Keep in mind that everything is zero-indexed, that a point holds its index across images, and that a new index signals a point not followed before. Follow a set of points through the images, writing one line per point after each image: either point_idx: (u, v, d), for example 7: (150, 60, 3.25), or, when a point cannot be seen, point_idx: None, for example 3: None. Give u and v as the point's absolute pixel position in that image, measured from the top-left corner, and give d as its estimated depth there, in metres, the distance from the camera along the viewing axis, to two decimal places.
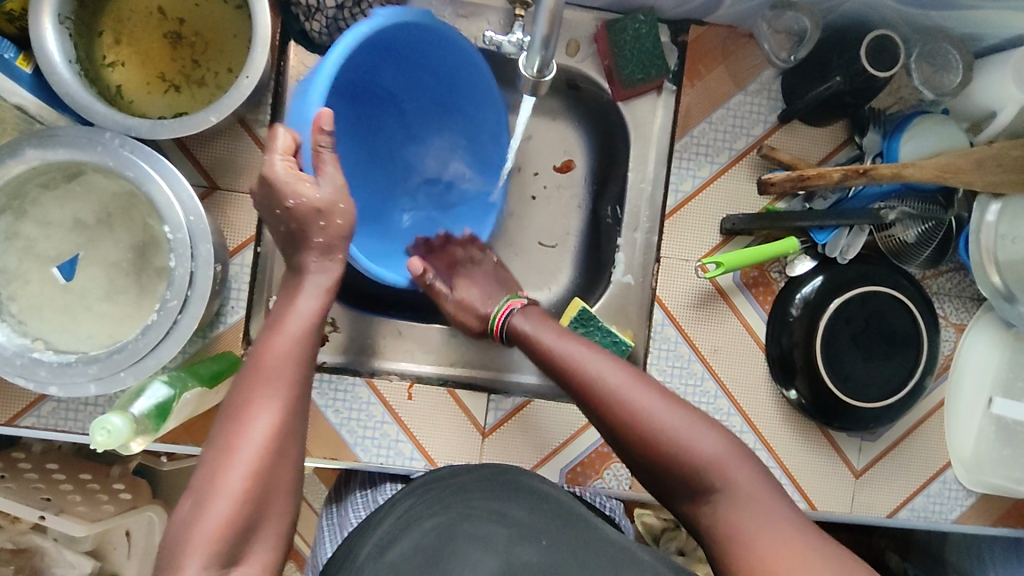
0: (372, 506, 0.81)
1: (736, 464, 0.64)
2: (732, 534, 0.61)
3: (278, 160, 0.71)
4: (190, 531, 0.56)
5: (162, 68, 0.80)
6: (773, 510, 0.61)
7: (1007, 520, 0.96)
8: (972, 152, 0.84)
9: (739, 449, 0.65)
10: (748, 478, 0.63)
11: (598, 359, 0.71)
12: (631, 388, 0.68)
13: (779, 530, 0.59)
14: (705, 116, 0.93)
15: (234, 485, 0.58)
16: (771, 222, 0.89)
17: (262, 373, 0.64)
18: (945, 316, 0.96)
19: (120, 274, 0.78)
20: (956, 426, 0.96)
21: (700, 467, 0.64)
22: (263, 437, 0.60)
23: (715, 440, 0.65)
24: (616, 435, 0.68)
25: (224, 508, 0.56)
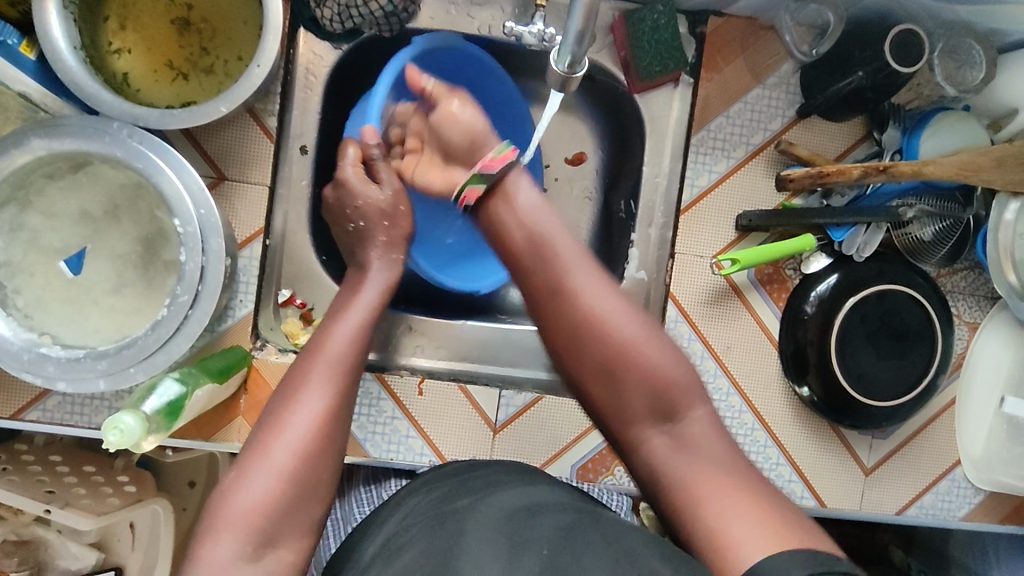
0: (377, 501, 0.81)
1: (694, 403, 0.70)
2: (679, 471, 0.67)
3: (348, 166, 0.79)
4: (230, 507, 0.56)
5: (170, 55, 0.78)
6: (715, 453, 0.68)
7: (1014, 518, 0.97)
8: (994, 150, 0.83)
9: (693, 380, 0.72)
10: (704, 419, 0.70)
11: (591, 278, 0.72)
12: (616, 314, 0.71)
13: (725, 475, 0.65)
14: (722, 110, 0.91)
15: (279, 463, 0.58)
16: (788, 219, 0.87)
17: (318, 360, 0.65)
18: (959, 314, 0.96)
19: (128, 267, 0.77)
20: (967, 425, 0.96)
21: (659, 386, 0.70)
22: (312, 420, 0.61)
23: (681, 376, 0.71)
24: (586, 354, 0.71)
25: (269, 483, 0.57)
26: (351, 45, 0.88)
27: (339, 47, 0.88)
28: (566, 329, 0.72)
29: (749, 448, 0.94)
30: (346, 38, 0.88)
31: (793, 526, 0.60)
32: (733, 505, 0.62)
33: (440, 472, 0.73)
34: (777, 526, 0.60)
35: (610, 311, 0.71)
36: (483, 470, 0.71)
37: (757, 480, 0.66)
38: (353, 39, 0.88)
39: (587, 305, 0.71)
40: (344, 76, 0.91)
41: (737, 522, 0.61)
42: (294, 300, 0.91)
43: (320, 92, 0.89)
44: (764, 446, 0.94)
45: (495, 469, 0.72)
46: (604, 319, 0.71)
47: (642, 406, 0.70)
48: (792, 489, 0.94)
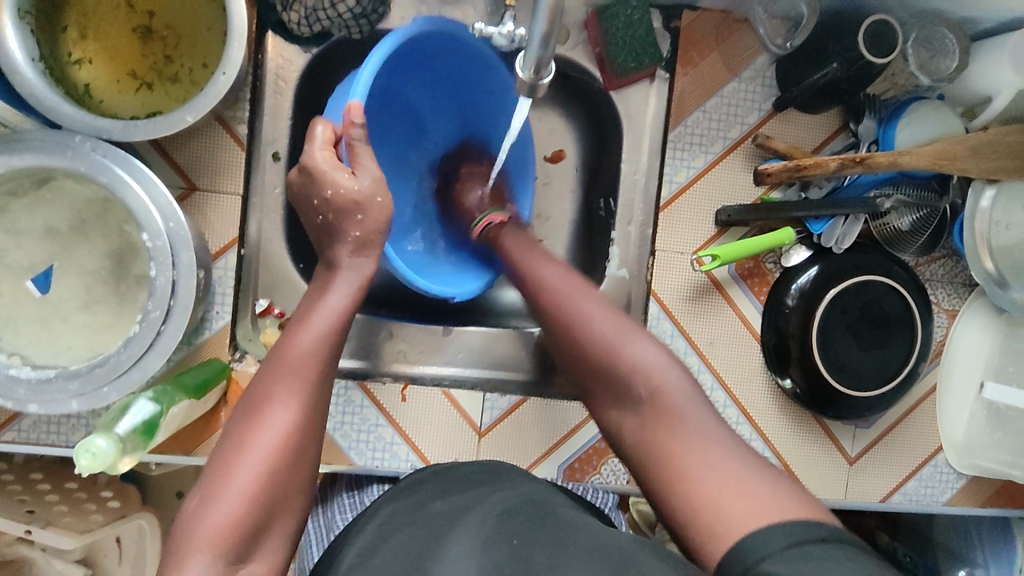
0: (359, 508, 0.82)
1: (669, 370, 0.65)
2: (652, 440, 0.62)
3: (317, 151, 0.73)
4: (196, 530, 0.53)
5: (132, 64, 0.76)
6: (695, 425, 0.61)
7: (995, 501, 0.98)
8: (968, 138, 0.83)
9: (669, 359, 0.67)
10: (680, 383, 0.65)
11: (560, 275, 0.77)
12: (585, 300, 0.73)
13: (698, 431, 0.60)
14: (699, 105, 0.91)
15: (246, 482, 0.56)
16: (768, 213, 0.87)
17: (282, 372, 0.63)
18: (937, 302, 0.96)
19: (98, 283, 0.75)
20: (948, 411, 0.97)
21: (630, 366, 0.66)
22: (278, 437, 0.58)
23: (656, 355, 0.67)
24: (565, 342, 0.73)
25: (235, 503, 0.55)
26: (321, 48, 0.87)
27: (308, 51, 0.87)
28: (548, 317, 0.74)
29: None
30: (315, 41, 0.86)
31: (763, 479, 0.55)
32: (708, 460, 0.57)
33: (408, 482, 0.71)
34: (764, 497, 0.53)
35: (582, 297, 0.74)
36: (454, 475, 0.70)
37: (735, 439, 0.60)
38: (322, 43, 0.87)
39: (559, 293, 0.74)
40: (315, 80, 0.89)
41: (708, 478, 0.56)
42: (272, 310, 0.88)
43: (291, 97, 0.88)
44: (749, 440, 0.94)
45: (465, 474, 0.71)
46: (569, 305, 0.73)
47: (610, 390, 0.68)
48: None
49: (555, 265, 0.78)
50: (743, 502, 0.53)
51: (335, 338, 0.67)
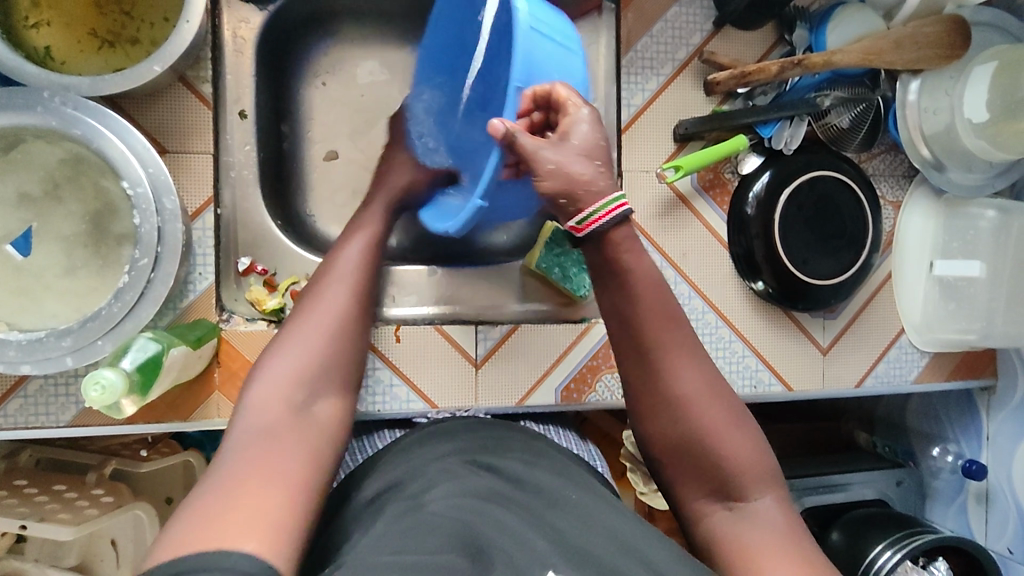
0: (369, 449, 0.81)
1: (764, 489, 0.63)
2: (737, 539, 0.61)
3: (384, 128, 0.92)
4: (271, 369, 0.62)
5: (91, 25, 0.76)
6: (776, 532, 0.60)
7: (957, 374, 1.06)
8: (890, 34, 0.92)
9: (765, 462, 0.65)
10: (775, 509, 0.63)
11: (683, 366, 0.66)
12: (701, 398, 0.66)
13: (777, 543, 0.59)
14: (646, 31, 0.96)
15: (313, 339, 0.65)
16: (721, 121, 0.93)
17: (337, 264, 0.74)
18: (883, 195, 1.04)
19: (78, 248, 0.74)
20: (905, 294, 1.04)
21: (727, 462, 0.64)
22: (338, 311, 0.68)
23: (756, 457, 0.65)
24: (660, 424, 0.67)
25: (311, 352, 0.64)
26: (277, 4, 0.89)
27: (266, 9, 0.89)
28: (650, 403, 0.67)
29: (717, 345, 0.99)
30: None
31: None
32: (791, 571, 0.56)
33: (430, 432, 0.74)
34: None
35: (699, 392, 0.66)
36: (472, 442, 0.71)
37: (806, 543, 0.60)
38: None
39: (678, 390, 0.66)
40: (275, 38, 0.91)
41: None
42: (254, 267, 0.89)
43: (252, 56, 0.89)
44: (730, 342, 0.99)
45: (481, 434, 0.73)
46: (681, 399, 0.66)
47: (697, 481, 0.65)
48: (760, 377, 1.00)
49: (680, 341, 0.67)
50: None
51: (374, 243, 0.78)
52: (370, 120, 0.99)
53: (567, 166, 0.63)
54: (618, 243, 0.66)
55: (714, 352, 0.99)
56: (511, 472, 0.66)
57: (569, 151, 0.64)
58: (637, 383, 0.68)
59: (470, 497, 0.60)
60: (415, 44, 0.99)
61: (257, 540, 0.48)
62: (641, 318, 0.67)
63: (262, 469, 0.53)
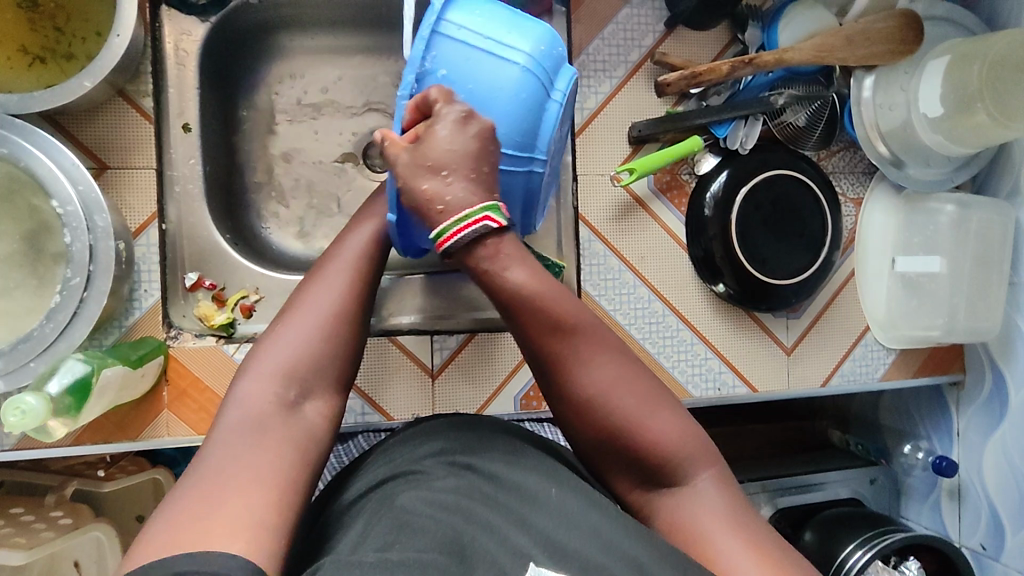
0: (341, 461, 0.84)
1: (701, 468, 0.62)
2: (682, 523, 0.60)
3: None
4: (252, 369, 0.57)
5: (22, 40, 0.74)
6: (722, 507, 0.60)
7: (924, 370, 1.05)
8: (842, 30, 0.91)
9: (697, 437, 0.63)
10: (716, 488, 0.61)
11: (594, 364, 0.62)
12: (616, 393, 0.62)
13: (724, 518, 0.59)
14: (597, 34, 0.95)
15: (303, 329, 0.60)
16: (674, 123, 0.92)
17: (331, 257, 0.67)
18: (843, 193, 1.03)
19: (14, 268, 0.73)
20: (869, 292, 1.03)
21: (661, 452, 0.61)
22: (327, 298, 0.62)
23: (687, 435, 0.63)
24: (581, 426, 0.64)
25: (300, 341, 0.59)
26: (220, 16, 0.87)
27: (208, 20, 0.87)
28: (568, 409, 0.63)
29: (679, 349, 0.98)
30: (214, 10, 0.87)
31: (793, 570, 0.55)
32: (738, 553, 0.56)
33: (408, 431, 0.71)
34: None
35: (613, 388, 0.62)
36: (442, 441, 0.67)
37: (751, 519, 0.60)
38: (222, 11, 0.87)
39: (591, 391, 0.62)
40: (219, 49, 0.89)
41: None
42: (202, 282, 0.87)
43: (195, 68, 0.87)
44: (692, 344, 0.98)
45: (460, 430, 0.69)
46: (595, 400, 0.62)
47: (628, 472, 0.64)
48: (724, 380, 0.99)
49: (584, 343, 0.62)
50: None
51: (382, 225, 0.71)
52: (323, 130, 0.98)
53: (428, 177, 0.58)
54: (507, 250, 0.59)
55: (676, 355, 0.98)
56: (484, 468, 0.63)
57: (412, 162, 0.57)
58: (550, 385, 0.64)
59: (449, 496, 0.58)
60: (365, 52, 0.98)
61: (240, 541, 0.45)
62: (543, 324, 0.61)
63: (238, 467, 0.50)
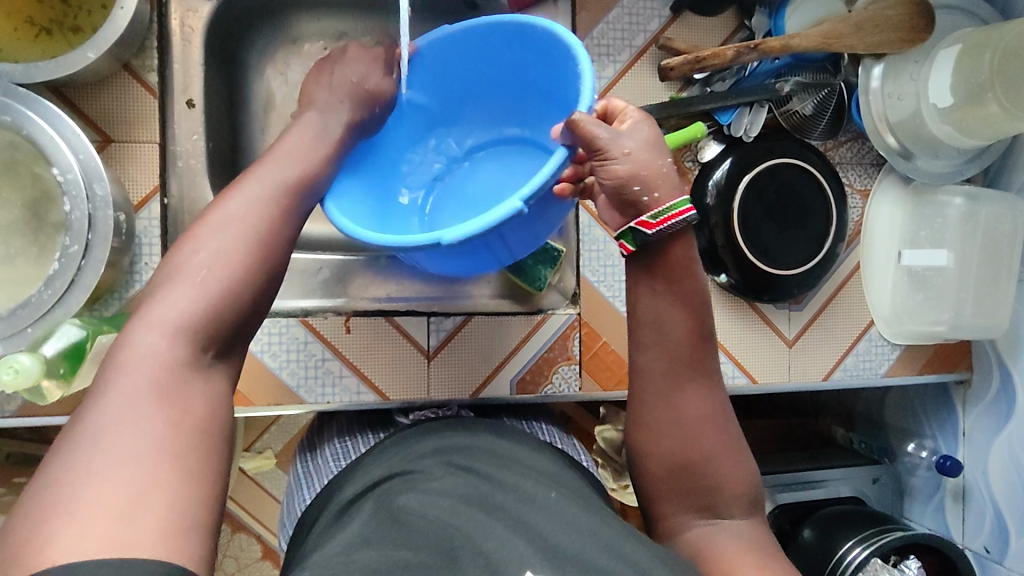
0: (351, 455, 0.78)
1: (742, 510, 0.64)
2: (712, 548, 0.61)
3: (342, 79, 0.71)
4: (153, 309, 0.51)
5: (29, 12, 0.75)
6: (756, 549, 0.61)
7: (930, 367, 1.03)
8: (850, 17, 0.89)
9: (749, 487, 0.65)
10: (747, 526, 0.63)
11: (689, 391, 0.66)
12: (702, 423, 0.65)
13: (755, 559, 0.60)
14: (601, 18, 0.94)
15: (203, 283, 0.53)
16: (677, 108, 0.91)
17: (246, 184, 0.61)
18: (850, 184, 1.01)
19: (17, 236, 0.74)
20: (874, 286, 1.01)
21: (717, 483, 0.64)
22: (231, 243, 0.56)
23: (742, 478, 0.65)
24: (656, 434, 0.66)
25: (195, 292, 0.52)
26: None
27: None
28: (655, 415, 0.66)
29: None
30: None
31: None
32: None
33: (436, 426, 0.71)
34: None
35: (703, 420, 0.65)
36: (457, 436, 0.68)
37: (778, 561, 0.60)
38: None
39: (686, 413, 0.66)
40: (224, 27, 0.90)
41: None
42: None
43: (199, 44, 0.88)
44: None
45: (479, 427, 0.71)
46: (683, 424, 0.65)
47: (678, 494, 0.65)
48: (724, 370, 0.98)
49: (697, 360, 0.66)
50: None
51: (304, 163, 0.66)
52: None
53: (636, 154, 0.62)
54: (683, 247, 0.65)
55: None
56: (485, 472, 0.62)
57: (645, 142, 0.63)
58: (641, 403, 0.67)
59: (447, 500, 0.58)
60: (370, 34, 0.98)
61: (145, 548, 0.40)
62: (665, 326, 0.66)
63: (130, 449, 0.43)
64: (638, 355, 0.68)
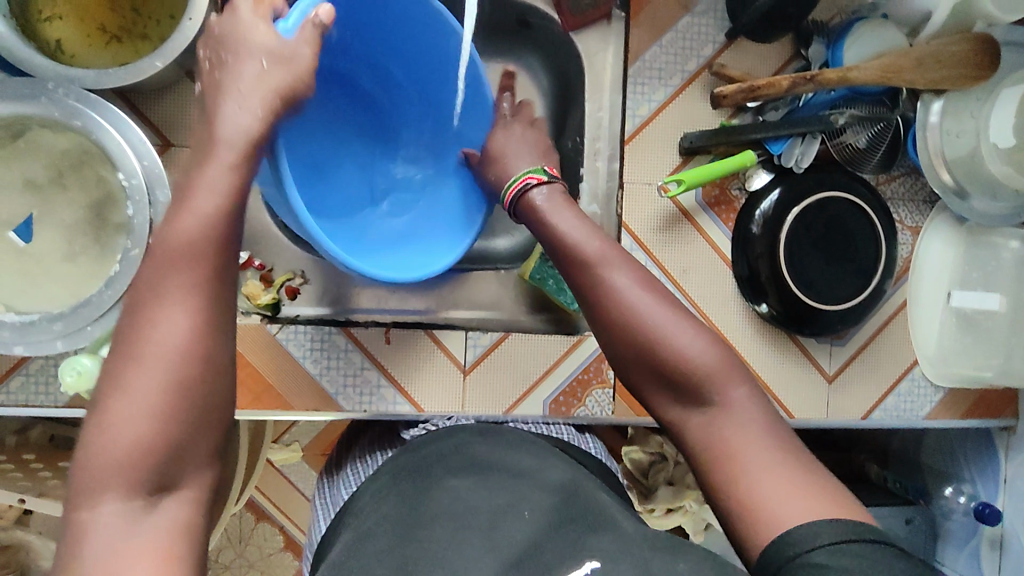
0: (361, 479, 0.75)
1: (726, 376, 0.59)
2: (711, 436, 0.58)
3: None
4: (106, 429, 0.50)
5: (102, 19, 0.78)
6: (754, 421, 0.57)
7: (974, 412, 1.00)
8: (912, 51, 0.87)
9: (728, 355, 0.61)
10: (738, 391, 0.59)
11: (617, 275, 0.65)
12: (633, 300, 0.64)
13: (751, 435, 0.56)
14: (655, 41, 0.94)
15: (146, 389, 0.50)
16: (727, 136, 0.91)
17: (167, 256, 0.54)
18: (901, 220, 0.99)
19: (79, 235, 0.77)
20: (920, 324, 0.99)
21: (683, 368, 0.60)
22: (177, 344, 0.51)
23: (705, 350, 0.61)
24: (598, 326, 0.65)
25: (141, 406, 0.50)
26: None
27: None
28: (591, 306, 0.66)
29: None
30: None
31: (818, 489, 0.53)
32: (767, 458, 0.55)
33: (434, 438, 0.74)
34: (815, 494, 0.52)
35: (633, 299, 0.64)
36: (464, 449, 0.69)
37: (782, 429, 0.58)
38: None
39: (616, 294, 0.64)
40: None
41: (786, 502, 0.52)
42: (251, 262, 0.90)
43: None
44: None
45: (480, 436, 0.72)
46: (621, 308, 0.64)
47: (661, 387, 0.61)
48: None
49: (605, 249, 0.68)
50: (801, 511, 0.51)
51: (243, 183, 0.58)
52: None
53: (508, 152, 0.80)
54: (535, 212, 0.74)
55: None
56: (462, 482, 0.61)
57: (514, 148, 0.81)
58: (588, 296, 0.66)
59: None
60: None
61: None
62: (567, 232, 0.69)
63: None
64: (583, 252, 0.68)
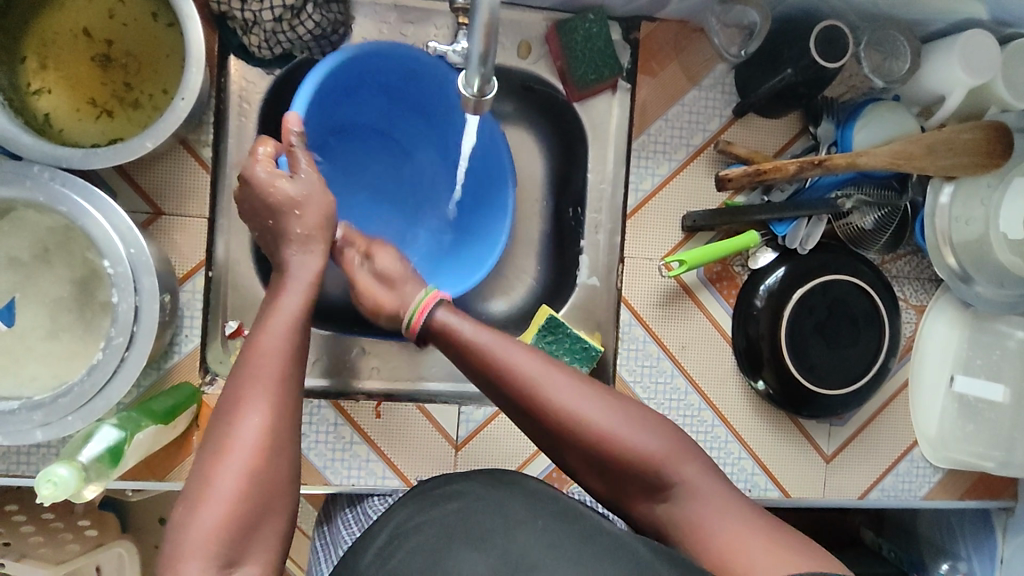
0: (365, 519, 0.80)
1: (683, 460, 0.62)
2: (692, 531, 0.59)
3: (257, 163, 0.73)
4: (189, 529, 0.51)
5: (92, 92, 0.76)
6: (720, 503, 0.60)
7: (972, 494, 0.99)
8: (924, 137, 0.85)
9: (679, 438, 0.64)
10: (697, 479, 0.61)
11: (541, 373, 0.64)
12: (568, 398, 0.63)
13: (730, 523, 0.59)
14: (661, 114, 0.91)
15: (227, 483, 0.53)
16: (732, 217, 0.88)
17: (249, 372, 0.59)
18: (905, 298, 0.98)
19: (64, 312, 0.75)
20: (921, 406, 0.98)
21: (646, 467, 0.61)
22: (255, 437, 0.55)
23: (662, 441, 0.62)
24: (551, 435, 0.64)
25: (221, 502, 0.52)
26: (284, 70, 0.87)
27: (271, 73, 0.87)
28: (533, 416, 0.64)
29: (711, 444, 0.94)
30: (278, 64, 0.87)
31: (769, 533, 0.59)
32: (725, 527, 0.58)
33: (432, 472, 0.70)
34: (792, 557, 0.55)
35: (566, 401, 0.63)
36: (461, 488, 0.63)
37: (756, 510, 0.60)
38: (285, 65, 0.87)
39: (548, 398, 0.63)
40: (279, 101, 0.90)
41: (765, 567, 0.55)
42: (240, 331, 0.88)
43: (255, 119, 0.88)
44: (726, 442, 0.95)
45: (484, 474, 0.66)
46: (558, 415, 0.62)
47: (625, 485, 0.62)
48: (756, 482, 0.95)
49: (522, 354, 0.65)
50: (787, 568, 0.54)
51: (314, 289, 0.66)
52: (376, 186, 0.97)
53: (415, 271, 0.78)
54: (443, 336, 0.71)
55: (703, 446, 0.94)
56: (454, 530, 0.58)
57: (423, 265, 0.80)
58: (520, 397, 0.64)
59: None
60: None
61: None
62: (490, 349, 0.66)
63: None
64: (505, 349, 0.66)
